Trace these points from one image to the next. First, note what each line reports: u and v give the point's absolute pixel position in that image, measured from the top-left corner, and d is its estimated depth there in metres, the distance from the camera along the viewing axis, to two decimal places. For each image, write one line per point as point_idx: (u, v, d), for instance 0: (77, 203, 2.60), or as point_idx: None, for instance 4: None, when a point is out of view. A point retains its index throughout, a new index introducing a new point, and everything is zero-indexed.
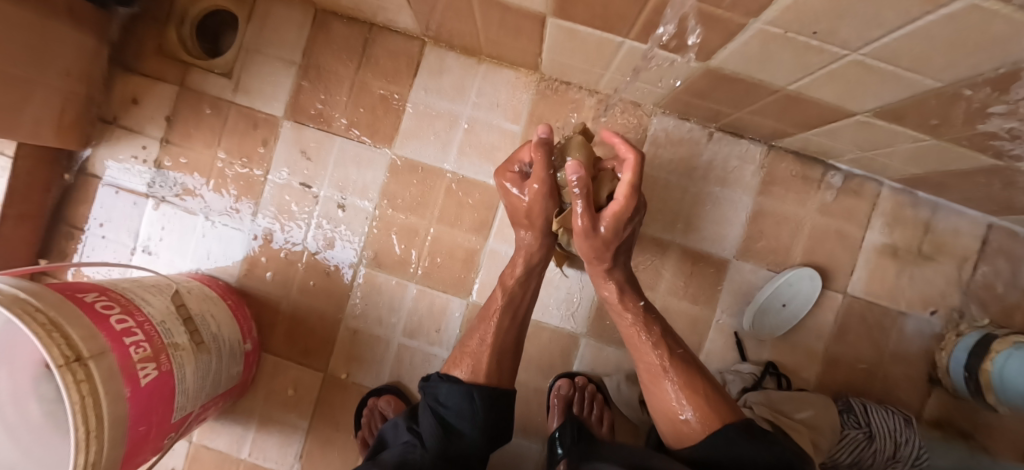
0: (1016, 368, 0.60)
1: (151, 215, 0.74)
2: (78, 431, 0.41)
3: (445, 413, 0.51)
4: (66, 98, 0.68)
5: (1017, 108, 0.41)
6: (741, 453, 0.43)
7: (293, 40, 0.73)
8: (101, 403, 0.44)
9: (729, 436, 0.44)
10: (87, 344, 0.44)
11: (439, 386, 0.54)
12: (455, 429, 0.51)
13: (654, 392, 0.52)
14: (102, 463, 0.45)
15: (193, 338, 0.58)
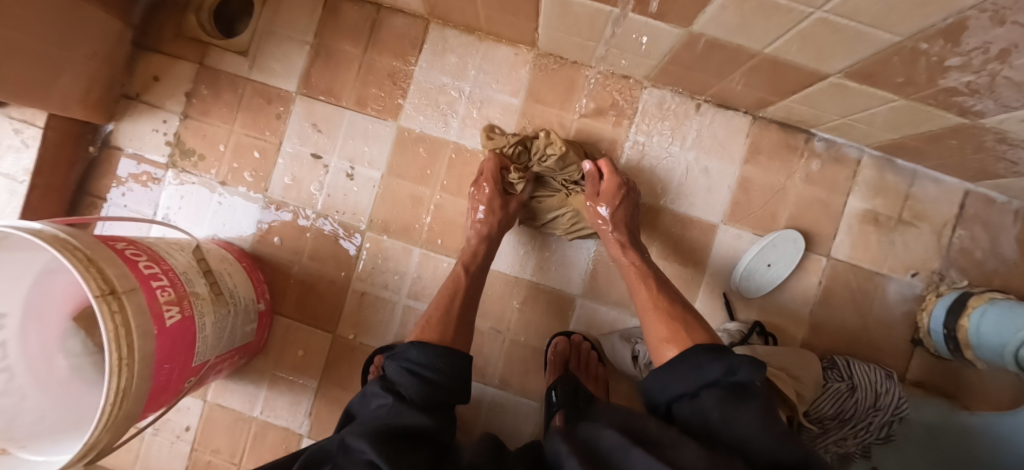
0: (991, 323, 0.63)
1: (170, 184, 0.79)
2: (112, 356, 0.45)
3: (425, 373, 0.48)
4: (93, 74, 0.73)
5: (971, 60, 0.44)
6: (699, 368, 0.40)
7: (305, 21, 0.77)
8: (133, 335, 0.48)
9: (693, 357, 0.42)
10: (120, 281, 0.48)
11: (409, 348, 0.50)
12: (435, 387, 0.47)
13: (647, 323, 0.52)
14: (132, 392, 0.49)
15: (211, 290, 0.62)
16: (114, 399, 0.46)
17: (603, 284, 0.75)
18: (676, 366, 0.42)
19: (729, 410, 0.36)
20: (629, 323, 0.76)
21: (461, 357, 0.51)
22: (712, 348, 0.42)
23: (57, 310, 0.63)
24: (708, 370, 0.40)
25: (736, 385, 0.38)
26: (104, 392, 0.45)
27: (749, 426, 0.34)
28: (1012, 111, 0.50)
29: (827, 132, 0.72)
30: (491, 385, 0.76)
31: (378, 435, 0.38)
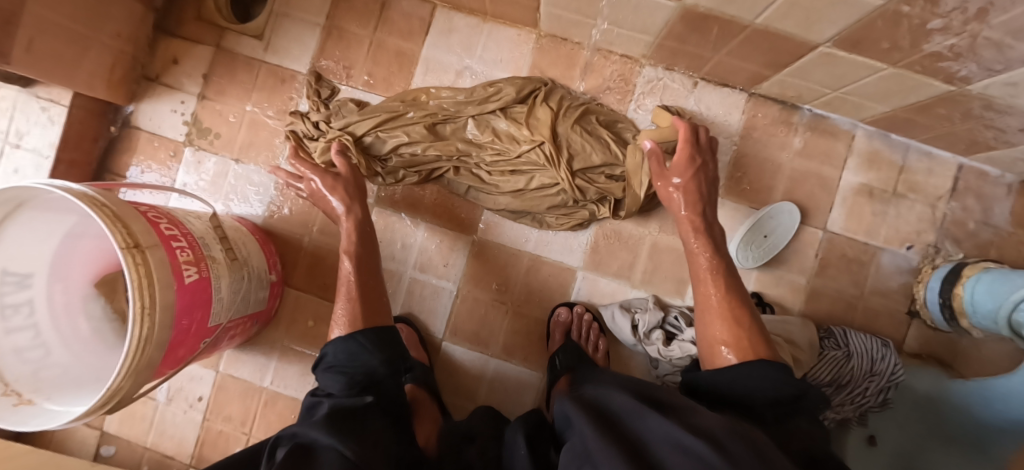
0: (983, 290, 0.64)
1: (188, 161, 0.82)
2: (135, 302, 0.47)
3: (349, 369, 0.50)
4: (116, 55, 0.77)
5: (951, 21, 0.46)
6: (746, 382, 0.41)
7: (318, 4, 0.81)
8: (155, 286, 0.50)
9: (746, 369, 0.41)
10: (144, 236, 0.51)
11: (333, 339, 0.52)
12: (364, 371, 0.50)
13: (704, 322, 0.50)
14: (154, 341, 0.51)
15: (224, 256, 0.64)
16: (136, 346, 0.48)
17: (604, 256, 0.77)
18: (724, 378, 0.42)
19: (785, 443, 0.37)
20: (629, 294, 0.77)
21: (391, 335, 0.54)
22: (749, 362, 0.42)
23: (81, 273, 0.65)
24: (758, 389, 0.41)
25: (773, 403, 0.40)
26: (127, 337, 0.47)
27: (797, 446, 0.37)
28: (996, 74, 0.51)
29: (821, 107, 0.74)
30: (494, 355, 0.78)
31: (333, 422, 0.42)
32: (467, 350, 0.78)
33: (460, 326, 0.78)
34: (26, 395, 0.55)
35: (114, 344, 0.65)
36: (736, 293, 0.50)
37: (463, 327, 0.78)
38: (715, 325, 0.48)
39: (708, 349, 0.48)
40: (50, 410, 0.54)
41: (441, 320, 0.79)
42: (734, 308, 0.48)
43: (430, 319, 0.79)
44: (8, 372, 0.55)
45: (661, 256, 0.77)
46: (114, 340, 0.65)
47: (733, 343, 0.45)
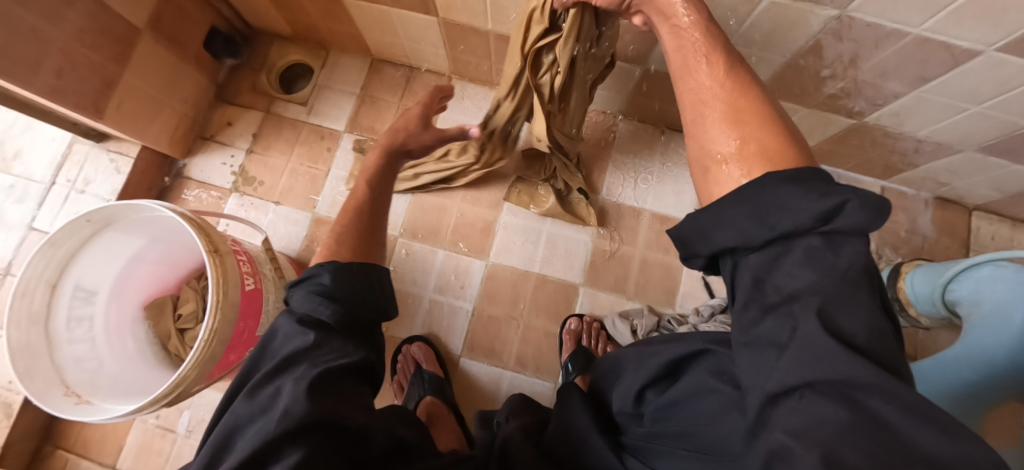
0: (918, 281, 0.79)
1: (233, 204, 0.94)
2: (213, 297, 0.58)
3: (338, 295, 0.44)
4: (180, 118, 0.94)
5: (835, 70, 0.65)
6: (773, 209, 0.27)
7: (354, 79, 1.00)
8: (229, 285, 0.61)
9: (769, 187, 0.28)
10: (221, 244, 0.63)
11: (320, 272, 0.45)
12: (353, 302, 0.45)
13: (699, 128, 0.35)
14: (220, 336, 0.60)
15: (171, 350, 0.78)
16: (207, 336, 0.58)
17: (601, 272, 0.88)
18: (751, 198, 0.28)
19: (815, 352, 0.24)
20: (627, 305, 0.87)
21: (366, 279, 0.47)
22: (793, 174, 0.28)
23: (135, 294, 0.77)
24: (801, 207, 0.26)
25: (817, 253, 0.26)
26: (204, 327, 0.57)
27: (843, 377, 0.23)
28: (881, 107, 0.70)
29: None
30: (509, 367, 0.84)
31: (312, 393, 0.32)
32: (484, 364, 0.84)
33: (476, 341, 0.85)
34: (84, 397, 0.64)
35: (152, 364, 0.75)
36: (774, 119, 0.33)
37: (479, 342, 0.85)
38: (722, 133, 0.33)
39: (702, 172, 0.35)
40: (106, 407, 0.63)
41: (459, 337, 0.86)
42: (740, 106, 0.34)
43: (448, 337, 0.86)
44: (70, 377, 0.65)
45: (651, 270, 0.88)
46: (155, 362, 0.76)
47: (739, 155, 0.32)
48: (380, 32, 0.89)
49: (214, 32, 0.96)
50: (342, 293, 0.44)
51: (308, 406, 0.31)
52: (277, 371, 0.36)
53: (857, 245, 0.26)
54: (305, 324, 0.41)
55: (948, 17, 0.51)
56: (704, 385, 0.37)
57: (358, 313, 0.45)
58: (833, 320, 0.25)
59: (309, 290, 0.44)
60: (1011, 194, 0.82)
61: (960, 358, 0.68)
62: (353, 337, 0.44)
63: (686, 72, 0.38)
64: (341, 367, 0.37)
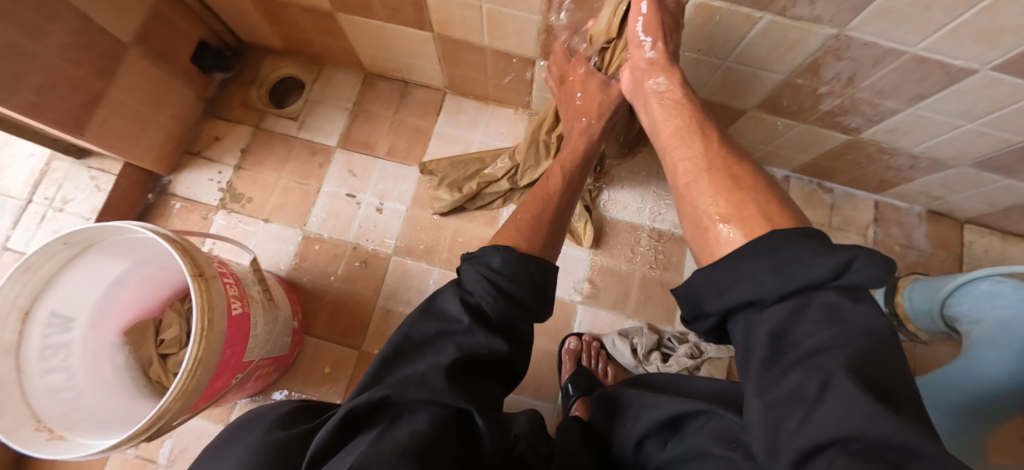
0: (916, 295, 0.80)
1: (220, 222, 0.91)
2: (197, 324, 0.55)
3: (500, 283, 0.45)
4: (166, 133, 0.91)
5: (833, 88, 0.65)
6: (792, 263, 0.30)
7: (347, 93, 0.98)
8: (214, 310, 0.58)
9: (782, 243, 0.32)
10: (206, 266, 0.60)
11: (494, 255, 0.46)
12: (511, 300, 0.44)
13: (698, 192, 0.42)
14: (205, 365, 0.57)
15: (152, 376, 0.75)
16: (191, 366, 0.54)
17: (600, 289, 0.86)
18: (767, 250, 0.32)
19: (849, 409, 0.24)
20: (626, 323, 0.85)
21: (529, 270, 0.46)
22: (806, 233, 0.32)
23: (114, 320, 0.73)
24: (817, 263, 0.30)
25: (836, 309, 0.29)
26: (187, 357, 0.54)
27: (883, 435, 0.23)
28: (877, 123, 0.70)
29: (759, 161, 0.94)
30: None
31: (450, 376, 0.39)
32: None
33: None
34: (58, 432, 0.60)
35: (132, 393, 0.71)
36: (768, 188, 0.39)
37: None
38: (716, 196, 0.40)
39: (702, 232, 0.40)
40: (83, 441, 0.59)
41: None
42: (722, 175, 0.41)
43: None
44: (43, 411, 0.60)
45: (651, 287, 0.87)
46: (135, 390, 0.72)
47: (731, 215, 0.38)
48: (375, 46, 0.88)
49: (204, 46, 0.93)
50: (508, 285, 0.45)
51: (442, 386, 0.38)
52: (436, 337, 0.43)
53: (870, 301, 0.29)
54: (465, 304, 0.44)
55: (944, 37, 0.51)
56: (712, 448, 0.36)
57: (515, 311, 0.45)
58: (866, 375, 0.26)
59: (477, 267, 0.46)
60: (1002, 208, 0.83)
61: (959, 375, 0.68)
62: (500, 331, 0.45)
63: (675, 145, 0.48)
64: (481, 359, 0.42)
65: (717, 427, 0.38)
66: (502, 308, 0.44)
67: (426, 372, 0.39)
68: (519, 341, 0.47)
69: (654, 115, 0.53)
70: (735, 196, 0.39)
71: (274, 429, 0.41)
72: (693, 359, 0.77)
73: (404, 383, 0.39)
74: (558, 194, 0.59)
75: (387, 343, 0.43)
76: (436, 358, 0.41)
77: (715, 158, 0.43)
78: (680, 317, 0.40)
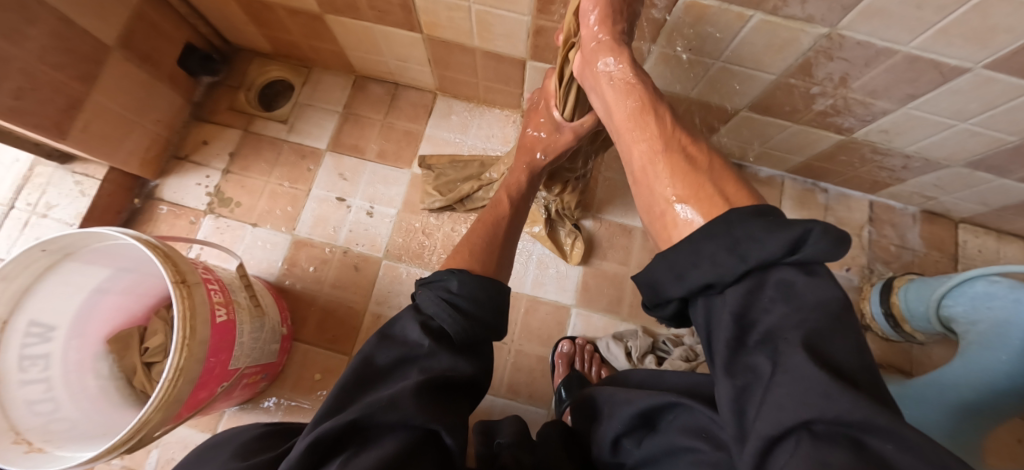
0: (911, 295, 0.78)
1: (207, 226, 0.90)
2: (178, 333, 0.54)
3: (461, 302, 0.45)
4: (152, 138, 0.90)
5: (825, 88, 0.65)
6: (746, 244, 0.31)
7: (337, 96, 0.97)
8: (196, 318, 0.56)
9: (735, 221, 0.33)
10: (189, 273, 0.58)
11: (452, 279, 0.47)
12: (473, 321, 0.45)
13: (655, 178, 0.42)
14: (187, 374, 0.55)
15: (137, 385, 0.73)
16: (172, 376, 0.53)
17: (594, 293, 0.85)
18: (718, 231, 0.33)
19: (806, 387, 0.26)
20: (621, 327, 0.84)
21: (490, 291, 0.48)
22: (760, 211, 0.32)
23: (97, 328, 0.71)
24: (771, 240, 0.30)
25: (790, 286, 0.30)
26: (167, 366, 0.52)
27: (839, 413, 0.24)
28: (870, 123, 0.70)
29: (752, 162, 0.93)
30: (500, 394, 0.80)
31: (418, 395, 0.38)
32: None
33: None
34: (36, 444, 0.58)
35: (116, 402, 0.69)
36: (724, 175, 0.40)
37: None
38: (672, 181, 0.40)
39: (660, 215, 0.40)
40: (62, 454, 0.57)
41: None
42: (682, 159, 0.42)
43: None
44: (21, 423, 0.59)
45: None
46: (119, 399, 0.70)
47: (688, 199, 0.38)
48: (363, 49, 0.87)
49: (190, 49, 0.92)
50: (470, 306, 0.46)
51: (412, 406, 0.38)
52: (401, 362, 0.42)
53: (822, 272, 0.30)
54: (426, 328, 0.44)
55: (937, 35, 0.51)
56: (682, 441, 0.37)
57: (478, 331, 0.46)
58: (818, 351, 0.27)
59: (437, 291, 0.47)
60: (996, 208, 0.83)
61: (953, 378, 0.67)
62: (467, 352, 0.45)
63: (635, 126, 0.47)
64: (448, 380, 0.41)
65: (689, 421, 0.38)
66: (463, 326, 0.45)
67: (394, 394, 0.38)
68: (483, 363, 0.47)
69: (606, 98, 0.51)
70: (689, 181, 0.39)
71: (233, 458, 0.42)
72: (688, 362, 0.76)
73: (372, 407, 0.37)
74: (512, 216, 0.63)
75: (346, 372, 0.41)
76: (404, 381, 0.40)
77: (677, 146, 0.43)
78: (642, 303, 0.41)
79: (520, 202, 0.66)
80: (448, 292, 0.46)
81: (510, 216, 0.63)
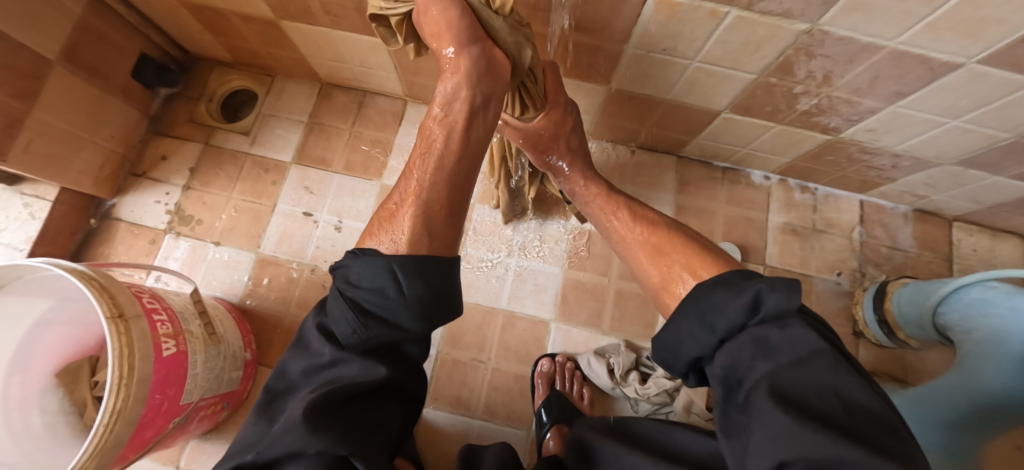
0: (904, 300, 0.75)
1: (168, 245, 0.85)
2: (113, 372, 0.49)
3: (357, 298, 0.39)
4: (107, 155, 0.85)
5: (808, 87, 0.61)
6: (712, 312, 0.37)
7: (302, 105, 0.93)
8: (135, 354, 0.52)
9: (701, 292, 0.39)
10: (128, 306, 0.54)
11: (353, 265, 0.40)
12: (374, 319, 0.39)
13: (636, 262, 0.51)
14: (126, 416, 0.51)
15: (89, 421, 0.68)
16: (107, 419, 0.49)
17: (573, 306, 0.81)
18: (687, 306, 0.39)
19: (779, 431, 0.29)
20: (602, 341, 0.80)
21: (413, 278, 0.39)
22: (720, 279, 0.39)
23: (45, 360, 0.66)
24: (727, 305, 0.36)
25: (765, 338, 0.34)
26: (101, 409, 0.48)
27: (812, 453, 0.27)
28: (857, 122, 0.66)
29: (737, 163, 0.90)
30: (477, 416, 0.76)
31: (309, 421, 0.34)
32: (448, 414, 0.76)
33: (441, 390, 0.78)
34: None
35: (68, 441, 0.63)
36: (689, 246, 0.47)
37: (443, 390, 0.78)
38: (649, 269, 0.49)
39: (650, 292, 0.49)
40: None
41: None
42: (658, 239, 0.50)
43: None
44: None
45: (627, 301, 0.82)
46: (68, 436, 0.64)
47: (666, 278, 0.46)
48: (326, 55, 0.82)
49: (145, 60, 0.87)
50: (374, 301, 0.39)
51: (298, 436, 0.34)
52: (306, 375, 0.40)
53: (795, 319, 0.34)
54: (326, 332, 0.41)
55: (925, 29, 0.47)
56: None
57: (381, 328, 0.39)
58: (787, 397, 0.31)
59: (337, 285, 0.41)
60: (990, 205, 0.79)
61: (943, 389, 0.64)
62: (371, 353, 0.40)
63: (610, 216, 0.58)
64: (357, 389, 0.37)
65: None
66: (364, 325, 0.39)
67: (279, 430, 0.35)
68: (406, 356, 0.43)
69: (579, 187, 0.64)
70: (659, 265, 0.47)
71: None
72: (672, 379, 0.72)
73: (262, 444, 0.36)
74: (442, 176, 0.45)
75: (261, 392, 0.41)
76: (299, 402, 0.37)
77: (655, 230, 0.52)
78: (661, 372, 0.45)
79: (459, 153, 0.46)
80: (346, 286, 0.40)
81: (424, 159, 0.46)
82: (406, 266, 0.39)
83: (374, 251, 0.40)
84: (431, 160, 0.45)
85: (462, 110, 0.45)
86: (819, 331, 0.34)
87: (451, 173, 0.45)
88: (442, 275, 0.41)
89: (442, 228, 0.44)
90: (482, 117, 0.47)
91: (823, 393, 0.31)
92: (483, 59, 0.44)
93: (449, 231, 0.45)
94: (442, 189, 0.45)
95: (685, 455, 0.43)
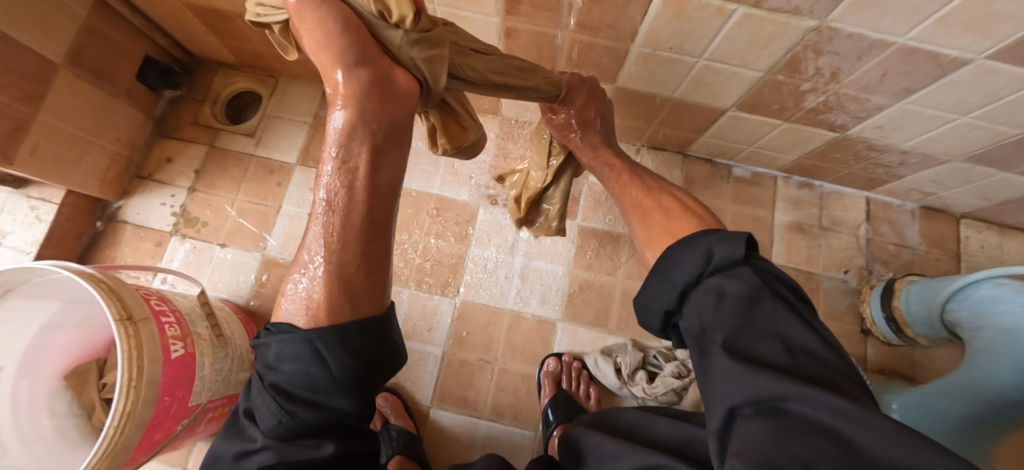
0: (912, 297, 0.75)
1: (175, 248, 0.86)
2: (122, 375, 0.49)
3: (279, 380, 0.34)
4: (112, 158, 0.85)
5: (816, 84, 0.61)
6: (675, 269, 0.40)
7: (306, 107, 0.93)
8: (144, 356, 0.52)
9: (671, 254, 0.42)
10: (137, 308, 0.54)
11: (272, 342, 0.35)
12: (302, 401, 0.33)
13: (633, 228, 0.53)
14: (135, 418, 0.51)
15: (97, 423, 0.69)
16: (117, 422, 0.49)
17: (580, 306, 0.81)
18: (658, 265, 0.43)
19: (728, 374, 0.29)
20: (608, 341, 0.80)
21: (340, 341, 0.33)
22: (682, 240, 0.42)
23: (52, 364, 0.66)
24: (688, 264, 0.39)
25: (719, 290, 0.35)
26: (111, 412, 0.48)
27: (755, 393, 0.27)
28: (864, 120, 0.66)
29: (742, 161, 0.90)
30: (484, 417, 0.76)
31: None
32: (456, 415, 0.76)
33: (448, 390, 0.77)
34: None
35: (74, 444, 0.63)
36: (675, 211, 0.50)
37: (450, 391, 0.77)
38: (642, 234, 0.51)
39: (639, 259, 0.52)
40: None
41: (428, 387, 0.78)
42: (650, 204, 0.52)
43: (416, 387, 0.78)
44: None
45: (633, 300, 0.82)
46: (76, 438, 0.64)
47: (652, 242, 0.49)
48: None
49: (149, 62, 0.87)
50: (297, 381, 0.33)
51: None
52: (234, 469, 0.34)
53: (745, 272, 0.36)
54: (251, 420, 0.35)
55: (935, 25, 0.46)
56: None
57: (316, 405, 0.34)
58: (736, 345, 0.31)
59: (259, 371, 0.35)
60: (998, 202, 0.79)
61: (954, 388, 0.64)
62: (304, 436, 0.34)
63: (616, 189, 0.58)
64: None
65: None
66: (289, 409, 0.33)
67: None
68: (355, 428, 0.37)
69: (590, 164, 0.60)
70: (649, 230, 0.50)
71: None
72: (680, 378, 0.72)
73: None
74: (352, 233, 0.35)
75: None
76: None
77: (649, 195, 0.54)
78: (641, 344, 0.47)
79: (369, 205, 0.36)
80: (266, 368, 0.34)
81: (326, 224, 0.35)
82: (332, 329, 0.33)
83: (288, 325, 0.35)
84: (335, 217, 0.35)
85: (363, 153, 0.36)
86: (771, 285, 0.35)
87: (361, 233, 0.35)
88: (371, 339, 0.35)
89: (363, 288, 0.36)
90: (391, 158, 0.37)
91: (778, 347, 0.30)
92: (375, 85, 0.36)
93: (371, 285, 0.36)
94: (355, 247, 0.35)
95: (662, 440, 0.42)
